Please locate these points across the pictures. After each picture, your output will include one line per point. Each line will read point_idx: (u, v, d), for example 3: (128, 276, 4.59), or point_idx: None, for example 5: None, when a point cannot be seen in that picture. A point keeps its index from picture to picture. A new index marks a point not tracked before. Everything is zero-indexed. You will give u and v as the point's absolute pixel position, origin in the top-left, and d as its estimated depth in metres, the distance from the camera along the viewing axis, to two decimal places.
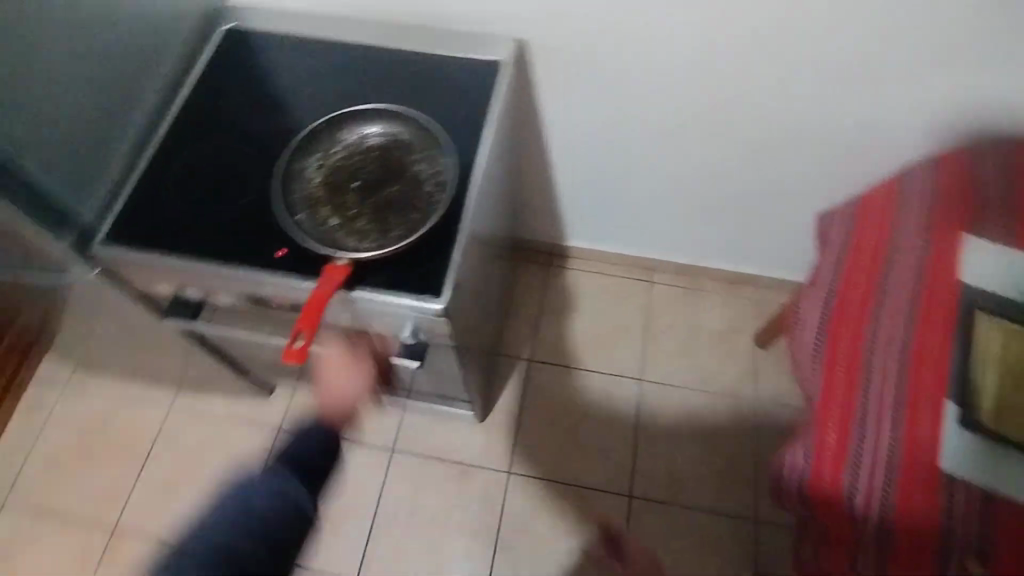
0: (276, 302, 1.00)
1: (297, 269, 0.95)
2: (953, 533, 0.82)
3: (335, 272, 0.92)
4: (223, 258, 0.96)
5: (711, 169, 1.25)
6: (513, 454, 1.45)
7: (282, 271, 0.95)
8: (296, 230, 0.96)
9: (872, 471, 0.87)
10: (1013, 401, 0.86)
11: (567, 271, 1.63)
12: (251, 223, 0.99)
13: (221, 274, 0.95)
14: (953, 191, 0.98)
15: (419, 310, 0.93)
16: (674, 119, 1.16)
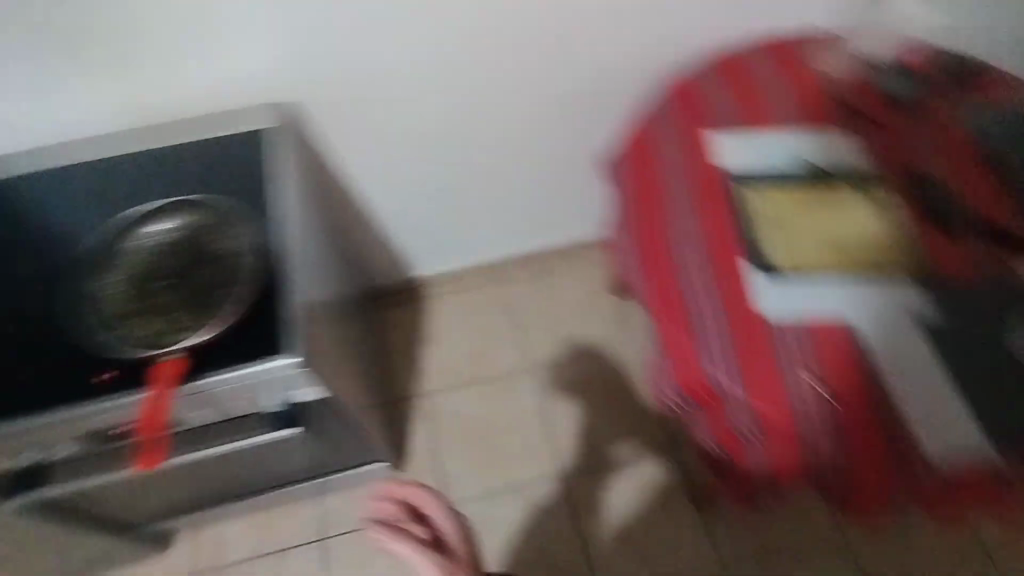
0: (117, 432, 0.89)
1: (124, 385, 0.84)
2: (795, 379, 0.88)
3: (172, 368, 0.85)
4: (31, 410, 0.84)
5: (517, 152, 1.37)
6: (445, 486, 1.45)
7: (106, 395, 0.84)
8: (115, 349, 0.86)
9: (719, 344, 0.91)
10: (795, 244, 0.97)
11: (427, 300, 1.68)
12: (55, 361, 0.87)
13: (37, 427, 0.84)
14: (689, 100, 1.12)
15: (269, 373, 0.85)
16: (466, 116, 1.26)
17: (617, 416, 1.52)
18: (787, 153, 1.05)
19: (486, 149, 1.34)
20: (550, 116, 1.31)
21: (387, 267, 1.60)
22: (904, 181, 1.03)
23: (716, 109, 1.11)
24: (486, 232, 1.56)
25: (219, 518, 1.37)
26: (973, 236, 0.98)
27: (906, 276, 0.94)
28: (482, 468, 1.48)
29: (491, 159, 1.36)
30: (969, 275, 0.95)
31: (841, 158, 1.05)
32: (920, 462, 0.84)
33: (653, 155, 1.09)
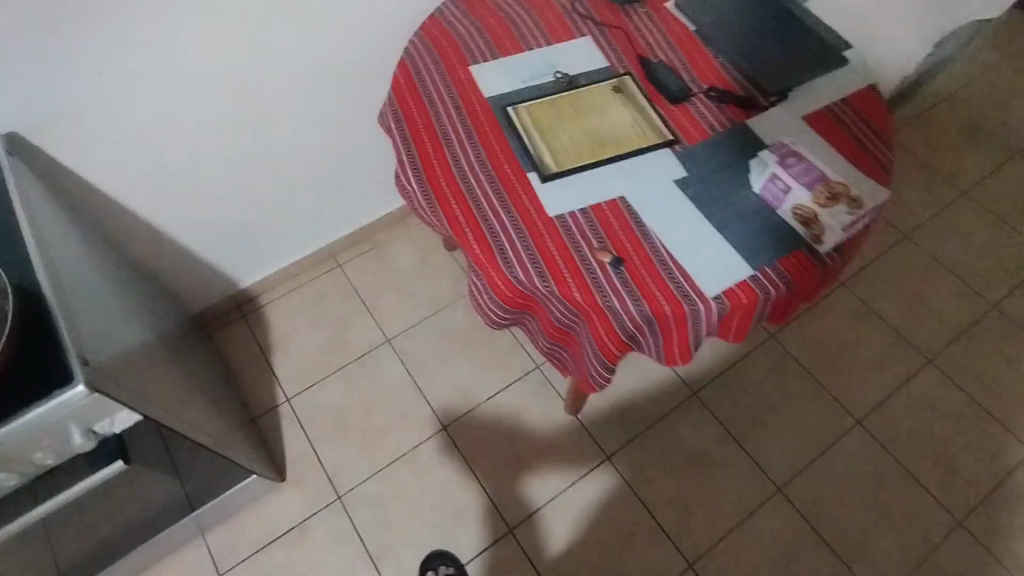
0: None
1: None
2: (587, 256, 0.92)
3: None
4: None
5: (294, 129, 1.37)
6: (332, 479, 1.41)
7: None
8: None
9: (514, 249, 0.93)
10: (566, 145, 1.02)
11: (263, 308, 1.63)
12: None
13: None
14: (443, 45, 1.18)
15: (63, 408, 0.75)
16: (227, 101, 1.23)
17: (478, 356, 1.56)
18: (540, 69, 1.13)
19: (256, 138, 1.33)
20: (311, 91, 1.33)
21: (205, 285, 1.53)
22: (645, 70, 1.13)
23: (466, 46, 1.17)
24: (293, 221, 1.55)
25: None
26: (710, 103, 1.09)
27: (660, 146, 1.02)
28: (363, 449, 1.44)
29: (266, 146, 1.36)
30: (710, 134, 1.05)
31: (588, 64, 1.14)
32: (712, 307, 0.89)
33: (418, 97, 1.11)
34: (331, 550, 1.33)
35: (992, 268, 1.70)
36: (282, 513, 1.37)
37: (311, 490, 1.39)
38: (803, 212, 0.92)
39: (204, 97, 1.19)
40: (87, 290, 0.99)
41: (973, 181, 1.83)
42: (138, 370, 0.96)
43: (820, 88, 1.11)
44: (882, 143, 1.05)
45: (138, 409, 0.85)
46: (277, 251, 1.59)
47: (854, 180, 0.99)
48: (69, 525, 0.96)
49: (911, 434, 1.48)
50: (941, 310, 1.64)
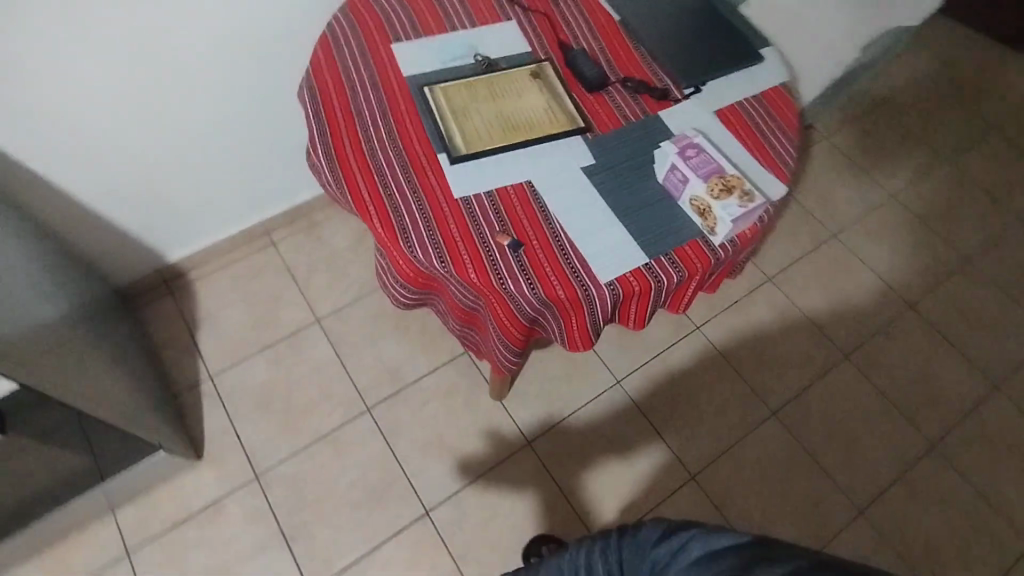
0: None
1: None
2: (487, 238, 0.93)
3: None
4: None
5: (218, 96, 1.33)
6: (251, 458, 1.40)
7: None
8: None
9: (416, 229, 0.93)
10: (476, 128, 1.02)
11: (190, 284, 1.59)
12: None
13: None
14: (366, 20, 1.16)
15: None
16: (143, 65, 1.18)
17: (408, 339, 1.56)
18: (460, 50, 1.13)
19: (178, 108, 1.29)
20: (238, 64, 1.30)
21: (127, 257, 1.48)
22: (564, 58, 1.13)
23: (389, 24, 1.16)
24: (221, 195, 1.52)
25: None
26: (625, 93, 1.10)
27: (571, 134, 1.03)
28: (285, 428, 1.43)
29: (190, 117, 1.33)
30: (621, 124, 1.06)
31: (510, 48, 1.14)
32: (606, 290, 0.90)
33: (337, 71, 1.09)
34: (244, 528, 1.33)
35: (911, 268, 1.77)
36: (196, 491, 1.35)
37: (229, 468, 1.38)
38: (699, 202, 0.94)
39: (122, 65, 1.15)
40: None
41: (899, 184, 1.90)
42: (30, 336, 0.95)
43: (732, 85, 1.13)
44: (789, 138, 1.08)
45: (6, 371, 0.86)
46: (206, 226, 1.56)
47: (755, 173, 1.02)
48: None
49: (823, 426, 1.53)
50: (860, 307, 1.70)
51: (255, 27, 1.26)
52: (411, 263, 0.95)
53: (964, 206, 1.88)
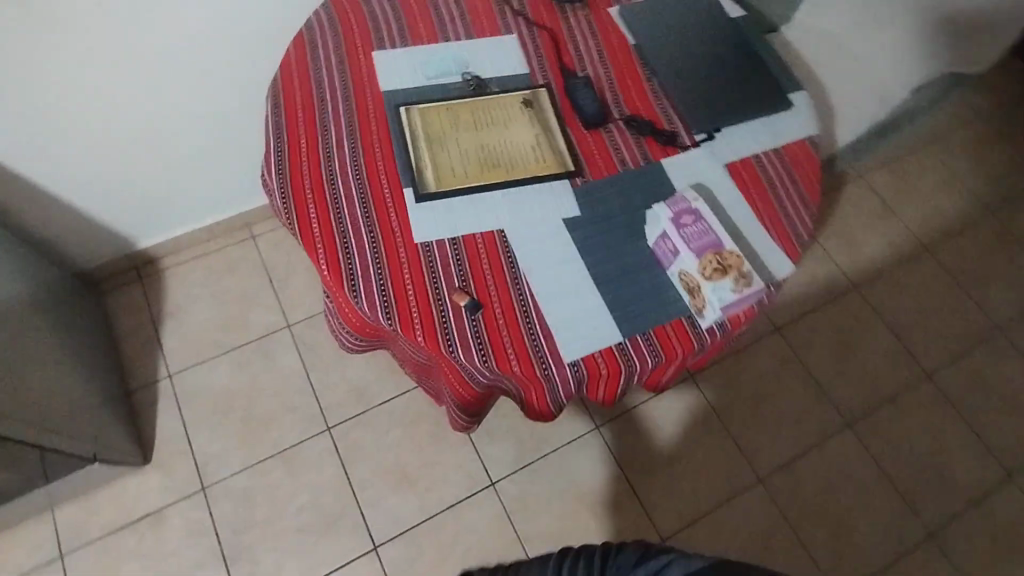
0: None
1: None
2: (441, 295, 0.82)
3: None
4: None
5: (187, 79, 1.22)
6: (201, 468, 1.33)
7: None
8: None
9: (365, 276, 0.83)
10: (451, 161, 0.91)
11: (162, 272, 1.52)
12: None
13: None
14: (348, 20, 1.04)
15: None
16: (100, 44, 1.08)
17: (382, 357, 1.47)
18: (449, 66, 1.00)
19: (153, 87, 1.20)
20: (208, 45, 1.19)
21: (94, 242, 1.41)
22: (564, 85, 1.00)
23: (375, 27, 1.04)
24: (196, 185, 1.42)
25: None
26: (627, 134, 0.97)
27: (558, 177, 0.91)
28: (240, 440, 1.37)
29: (167, 101, 1.23)
30: (617, 170, 0.94)
31: (504, 68, 1.01)
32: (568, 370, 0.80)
33: (307, 78, 0.98)
34: (184, 543, 1.27)
35: (935, 332, 1.62)
36: (141, 497, 1.30)
37: (177, 476, 1.32)
38: (689, 279, 0.84)
39: (88, 29, 1.05)
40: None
41: (935, 238, 1.73)
42: None
43: (752, 134, 0.99)
44: (807, 204, 0.95)
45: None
46: (180, 217, 1.47)
47: (761, 245, 0.90)
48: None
49: (813, 500, 1.42)
50: (872, 371, 1.56)
51: (238, 13, 1.17)
52: (355, 312, 0.85)
53: (1003, 270, 1.71)
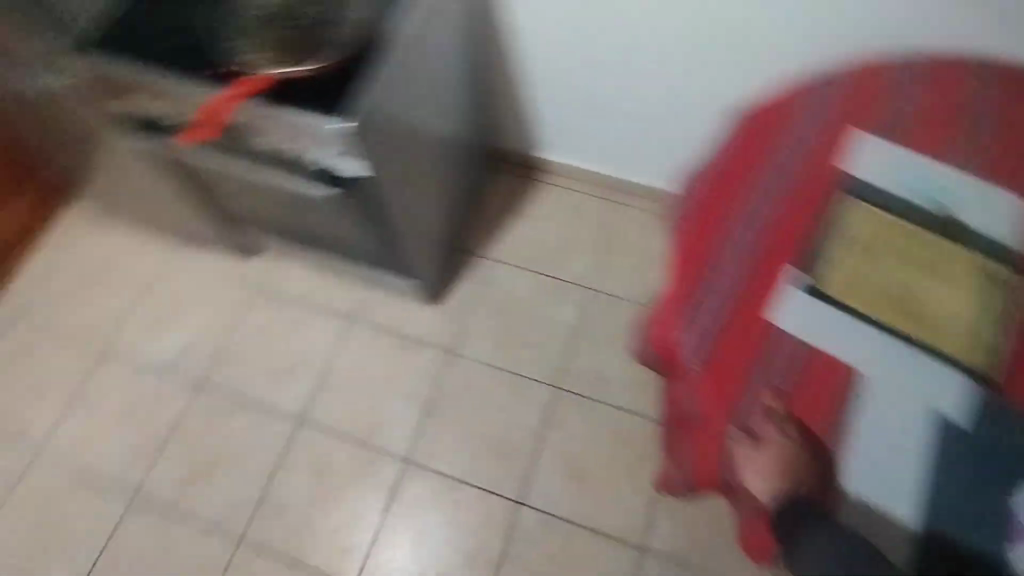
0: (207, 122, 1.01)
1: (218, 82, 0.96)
2: (755, 382, 0.79)
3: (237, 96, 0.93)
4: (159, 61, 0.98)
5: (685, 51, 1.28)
6: (460, 338, 1.56)
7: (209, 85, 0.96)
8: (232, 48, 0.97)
9: (705, 320, 0.83)
10: (864, 276, 0.84)
11: (539, 184, 1.70)
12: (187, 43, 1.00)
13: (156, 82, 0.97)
14: (861, 90, 0.97)
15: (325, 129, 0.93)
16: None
17: (639, 372, 1.49)
18: (933, 189, 0.89)
19: (635, 45, 1.31)
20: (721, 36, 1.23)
21: (518, 133, 1.63)
22: None
23: (890, 112, 0.95)
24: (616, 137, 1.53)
25: (291, 255, 1.62)
26: None
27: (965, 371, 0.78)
28: (496, 341, 1.55)
29: (636, 63, 1.34)
30: None
31: (991, 226, 0.86)
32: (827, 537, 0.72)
33: (781, 121, 0.97)
34: (414, 376, 1.53)
35: None
36: (415, 323, 1.58)
37: (443, 329, 1.57)
38: None
39: None
40: (437, 54, 1.12)
41: None
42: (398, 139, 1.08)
43: None
44: None
45: (369, 165, 1.00)
46: (585, 153, 1.61)
47: None
48: (297, 201, 1.24)
49: None
50: None
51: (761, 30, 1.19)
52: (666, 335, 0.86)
53: None
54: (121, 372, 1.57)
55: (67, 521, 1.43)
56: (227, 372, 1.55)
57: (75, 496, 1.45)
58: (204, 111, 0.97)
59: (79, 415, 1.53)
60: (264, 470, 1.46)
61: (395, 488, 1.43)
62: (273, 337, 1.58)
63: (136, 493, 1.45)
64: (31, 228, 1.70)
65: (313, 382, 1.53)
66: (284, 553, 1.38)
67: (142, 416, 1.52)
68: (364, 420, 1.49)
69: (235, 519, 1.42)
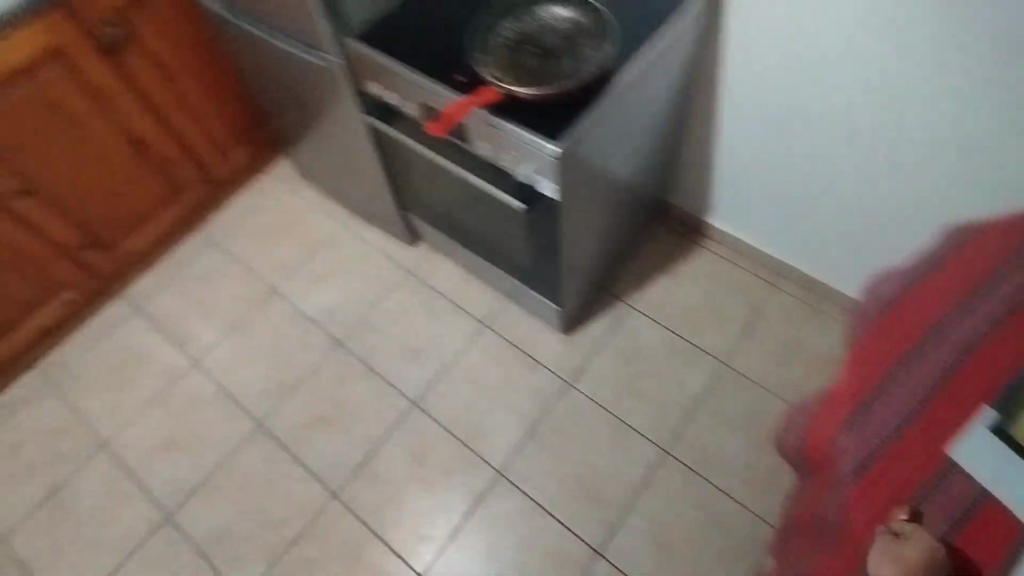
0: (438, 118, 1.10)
1: (457, 86, 1.04)
2: (911, 506, 0.76)
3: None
4: (411, 59, 1.09)
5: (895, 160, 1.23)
6: (581, 372, 1.58)
7: (450, 88, 1.04)
8: (478, 61, 1.03)
9: (869, 427, 0.82)
10: None
11: (698, 246, 1.72)
12: (437, 47, 1.10)
13: (406, 75, 1.08)
14: None
15: (539, 147, 0.97)
16: (878, 86, 1.14)
17: (751, 460, 1.44)
18: None
19: (842, 144, 1.27)
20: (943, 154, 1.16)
21: (691, 194, 1.65)
22: None
23: None
24: (794, 222, 1.50)
25: (446, 252, 1.75)
26: None
27: None
28: (615, 386, 1.56)
29: (839, 163, 1.31)
30: None
31: None
32: None
33: (1007, 247, 0.89)
34: (528, 395, 1.56)
35: None
36: (543, 345, 1.63)
37: (568, 359, 1.60)
38: None
39: (828, 87, 1.20)
40: (646, 101, 1.17)
41: None
42: (593, 173, 1.15)
43: None
44: None
45: (559, 186, 1.04)
46: (755, 231, 1.61)
47: None
48: (478, 201, 1.33)
49: None
50: None
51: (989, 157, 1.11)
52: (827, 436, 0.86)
53: None
54: (277, 313, 1.75)
55: (199, 428, 1.59)
56: (363, 340, 1.68)
57: (212, 408, 1.62)
58: (450, 110, 1.03)
59: (234, 339, 1.72)
60: (371, 438, 1.54)
61: (482, 496, 1.45)
62: (411, 320, 1.70)
63: (260, 423, 1.59)
64: (242, 171, 1.93)
65: (435, 371, 1.62)
66: (365, 520, 1.44)
67: (284, 356, 1.68)
68: (470, 422, 1.54)
69: (334, 474, 1.51)
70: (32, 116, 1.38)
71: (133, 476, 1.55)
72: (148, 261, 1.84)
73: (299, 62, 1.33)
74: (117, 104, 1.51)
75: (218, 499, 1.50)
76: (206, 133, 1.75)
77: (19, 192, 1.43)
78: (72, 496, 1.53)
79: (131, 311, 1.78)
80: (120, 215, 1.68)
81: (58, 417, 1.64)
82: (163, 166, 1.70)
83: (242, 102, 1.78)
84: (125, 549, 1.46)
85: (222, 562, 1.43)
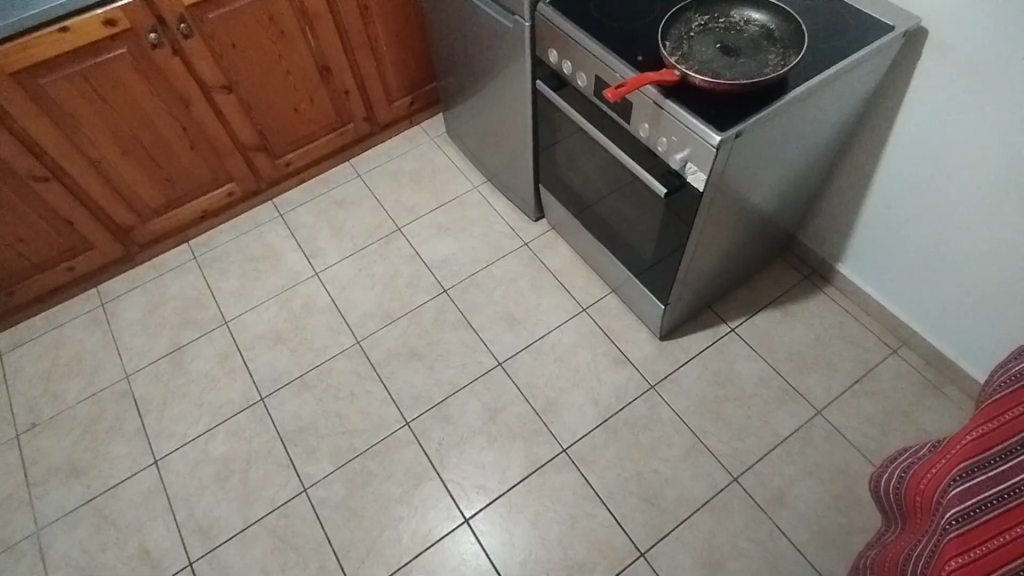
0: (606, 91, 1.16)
1: (634, 65, 1.10)
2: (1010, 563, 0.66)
3: (644, 77, 1.03)
4: (597, 33, 1.16)
5: None
6: (666, 379, 1.58)
7: (628, 65, 1.10)
8: (661, 43, 1.09)
9: (984, 475, 0.74)
10: None
11: (817, 290, 1.68)
12: (623, 29, 1.17)
13: (588, 45, 1.15)
14: None
15: (698, 133, 1.00)
16: None
17: (826, 516, 1.37)
18: None
19: (1010, 213, 1.18)
20: None
21: (826, 236, 1.61)
22: None
23: None
24: (932, 288, 1.43)
25: (566, 235, 1.81)
26: None
27: None
28: (697, 402, 1.54)
29: (1002, 233, 1.21)
30: None
31: None
32: None
33: None
34: (609, 386, 1.58)
35: None
36: (635, 344, 1.65)
37: (656, 363, 1.61)
38: None
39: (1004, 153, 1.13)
40: (816, 122, 1.16)
41: None
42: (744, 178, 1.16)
43: None
44: None
45: (708, 176, 1.05)
46: (887, 289, 1.55)
47: None
48: (616, 183, 1.38)
49: None
50: None
51: None
52: (936, 486, 0.82)
53: None
54: (396, 249, 1.88)
55: (307, 331, 1.74)
56: (467, 293, 1.77)
57: (322, 316, 1.76)
58: (630, 80, 1.05)
59: (356, 262, 1.86)
60: (453, 383, 1.62)
61: (542, 467, 1.49)
62: (516, 287, 1.77)
63: (359, 341, 1.71)
64: (399, 119, 2.10)
65: (525, 340, 1.67)
66: (429, 454, 1.52)
67: (394, 289, 1.80)
68: (547, 395, 1.58)
69: (411, 405, 1.60)
70: (252, 26, 1.57)
71: (241, 355, 1.71)
72: (302, 177, 2.04)
73: (485, 24, 1.44)
74: (319, 31, 1.69)
75: (306, 396, 1.63)
76: (381, 78, 1.92)
77: (222, 87, 1.64)
78: (188, 357, 1.72)
79: (276, 216, 1.98)
80: (292, 130, 1.87)
81: (195, 289, 1.85)
82: (338, 97, 1.88)
83: (418, 56, 1.95)
84: (218, 414, 1.62)
85: (296, 451, 1.55)
